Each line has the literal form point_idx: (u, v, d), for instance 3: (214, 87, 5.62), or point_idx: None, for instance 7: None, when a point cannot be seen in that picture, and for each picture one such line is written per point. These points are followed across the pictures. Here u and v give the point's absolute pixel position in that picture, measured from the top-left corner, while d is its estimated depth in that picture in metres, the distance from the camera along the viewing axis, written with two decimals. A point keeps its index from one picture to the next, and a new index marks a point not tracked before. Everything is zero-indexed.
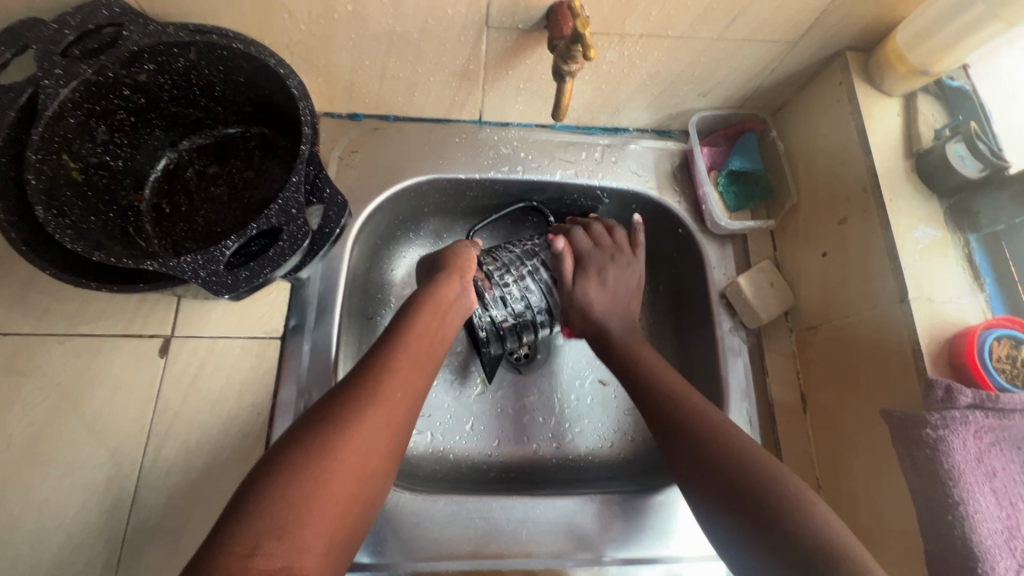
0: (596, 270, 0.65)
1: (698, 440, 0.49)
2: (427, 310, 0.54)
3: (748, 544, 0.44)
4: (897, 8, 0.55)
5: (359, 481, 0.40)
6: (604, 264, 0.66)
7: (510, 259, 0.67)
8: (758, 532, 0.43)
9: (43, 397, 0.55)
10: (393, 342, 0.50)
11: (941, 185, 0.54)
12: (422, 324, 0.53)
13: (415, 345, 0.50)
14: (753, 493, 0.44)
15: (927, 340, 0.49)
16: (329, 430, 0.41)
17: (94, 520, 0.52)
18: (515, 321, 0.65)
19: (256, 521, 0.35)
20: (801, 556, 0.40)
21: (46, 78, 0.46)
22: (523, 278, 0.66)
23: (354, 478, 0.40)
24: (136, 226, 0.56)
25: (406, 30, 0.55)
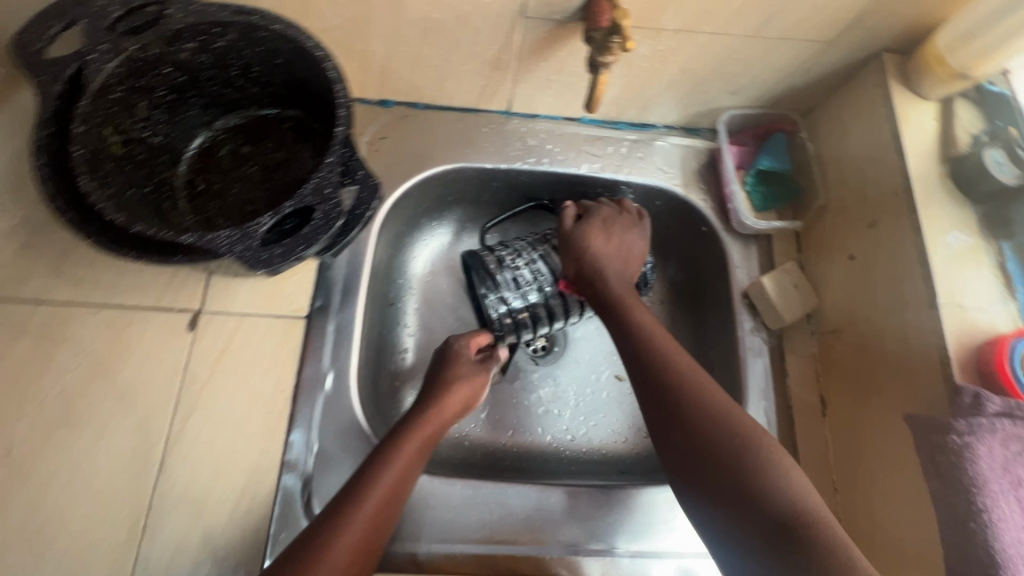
0: (603, 232, 0.64)
1: (685, 411, 0.49)
2: (429, 416, 0.55)
3: (711, 506, 0.45)
4: (939, 11, 0.54)
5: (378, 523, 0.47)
6: (613, 228, 0.64)
7: (522, 246, 0.68)
8: (724, 496, 0.44)
9: (76, 364, 0.57)
10: (389, 449, 0.51)
11: (977, 191, 0.54)
12: (421, 429, 0.53)
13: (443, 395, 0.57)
14: (736, 466, 0.45)
15: (955, 347, 0.49)
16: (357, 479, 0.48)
17: (121, 485, 0.54)
18: (529, 310, 0.65)
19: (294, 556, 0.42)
20: (769, 525, 0.42)
21: (92, 52, 0.47)
22: (535, 261, 0.66)
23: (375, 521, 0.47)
24: (171, 201, 0.57)
25: (443, 18, 0.56)
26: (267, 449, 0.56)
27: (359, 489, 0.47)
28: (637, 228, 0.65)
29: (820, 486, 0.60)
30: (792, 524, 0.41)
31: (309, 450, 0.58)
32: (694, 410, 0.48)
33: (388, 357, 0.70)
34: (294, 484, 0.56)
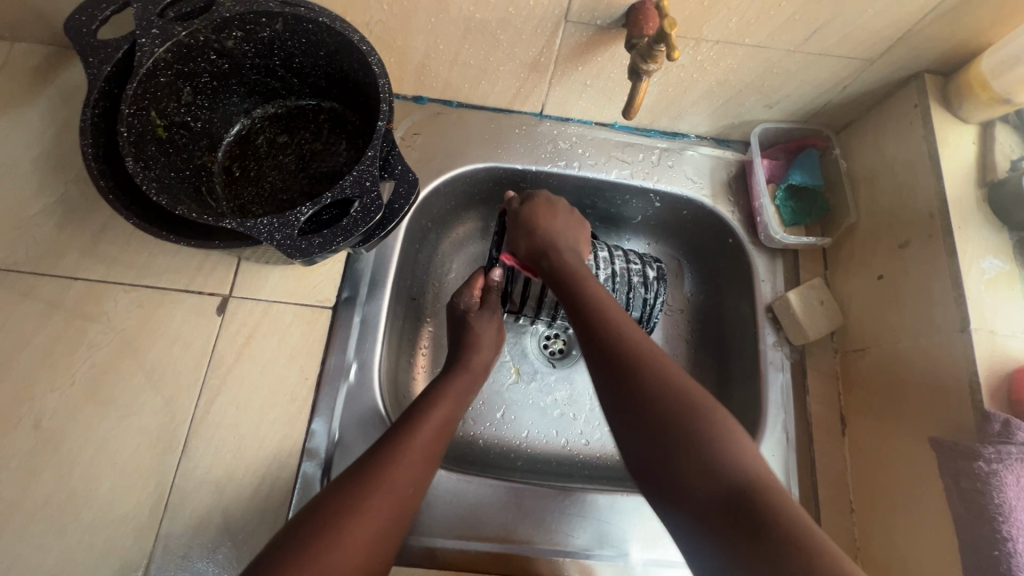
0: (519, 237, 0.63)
1: (641, 386, 0.46)
2: (448, 386, 0.57)
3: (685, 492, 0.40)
4: (984, 34, 0.54)
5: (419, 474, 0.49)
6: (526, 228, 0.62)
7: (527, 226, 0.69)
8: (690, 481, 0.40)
9: (106, 342, 0.57)
10: (420, 410, 0.53)
11: (1014, 217, 0.53)
12: (442, 403, 0.55)
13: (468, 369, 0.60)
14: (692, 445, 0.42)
15: (986, 373, 0.49)
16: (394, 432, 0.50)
17: (145, 463, 0.54)
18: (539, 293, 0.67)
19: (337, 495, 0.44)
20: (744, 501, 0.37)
21: (143, 36, 0.48)
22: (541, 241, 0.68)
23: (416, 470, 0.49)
24: (208, 185, 0.58)
25: (486, 18, 0.56)
26: (288, 436, 0.57)
27: (391, 448, 0.48)
28: (560, 223, 0.63)
29: (837, 505, 0.59)
30: (746, 496, 0.38)
31: (330, 440, 0.58)
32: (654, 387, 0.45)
33: (409, 352, 0.70)
34: (314, 472, 0.56)
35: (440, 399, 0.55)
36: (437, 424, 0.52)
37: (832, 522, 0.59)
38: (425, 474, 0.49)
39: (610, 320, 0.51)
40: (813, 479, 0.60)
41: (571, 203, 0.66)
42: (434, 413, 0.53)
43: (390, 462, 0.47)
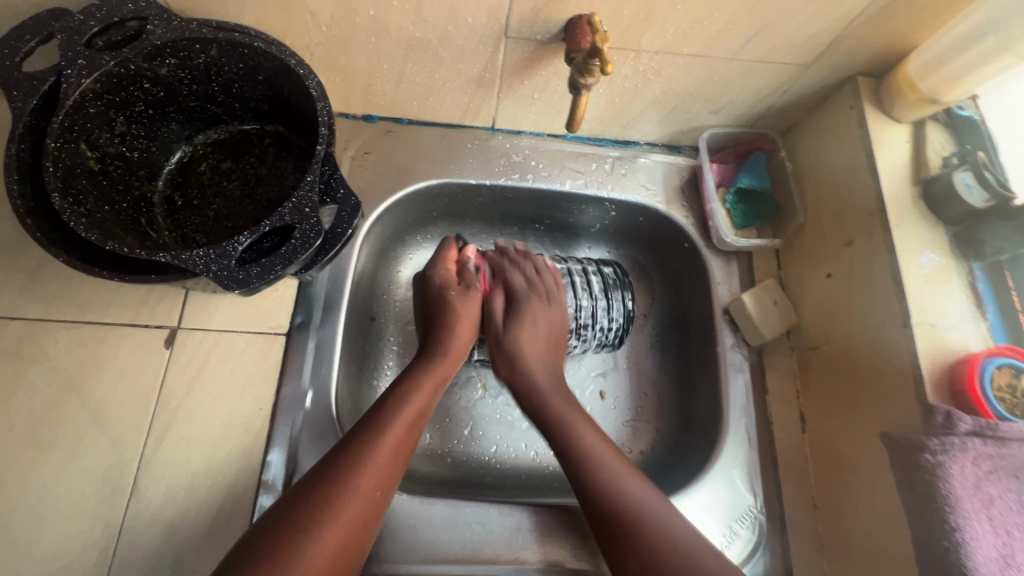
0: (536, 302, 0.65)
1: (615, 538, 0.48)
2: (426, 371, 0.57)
3: None
4: (910, 37, 0.56)
5: (384, 475, 0.48)
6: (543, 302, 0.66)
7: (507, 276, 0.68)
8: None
9: (47, 383, 0.55)
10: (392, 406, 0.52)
11: (947, 213, 0.55)
12: (409, 400, 0.53)
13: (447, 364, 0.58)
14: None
15: (928, 366, 0.50)
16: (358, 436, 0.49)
17: (92, 508, 0.52)
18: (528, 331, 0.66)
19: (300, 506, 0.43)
20: None
21: (68, 67, 0.47)
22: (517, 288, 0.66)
23: (383, 473, 0.48)
24: (148, 216, 0.56)
25: (426, 37, 0.56)
26: (245, 468, 0.55)
27: (355, 451, 0.48)
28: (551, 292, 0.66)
29: (800, 501, 0.60)
30: None
31: (288, 469, 0.57)
32: (641, 533, 0.47)
33: (370, 372, 0.69)
34: None
35: (411, 395, 0.54)
36: (414, 409, 0.53)
37: (796, 520, 0.59)
38: (391, 478, 0.49)
39: (591, 465, 0.52)
40: (776, 479, 0.61)
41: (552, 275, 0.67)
42: (410, 399, 0.53)
43: (360, 462, 0.47)
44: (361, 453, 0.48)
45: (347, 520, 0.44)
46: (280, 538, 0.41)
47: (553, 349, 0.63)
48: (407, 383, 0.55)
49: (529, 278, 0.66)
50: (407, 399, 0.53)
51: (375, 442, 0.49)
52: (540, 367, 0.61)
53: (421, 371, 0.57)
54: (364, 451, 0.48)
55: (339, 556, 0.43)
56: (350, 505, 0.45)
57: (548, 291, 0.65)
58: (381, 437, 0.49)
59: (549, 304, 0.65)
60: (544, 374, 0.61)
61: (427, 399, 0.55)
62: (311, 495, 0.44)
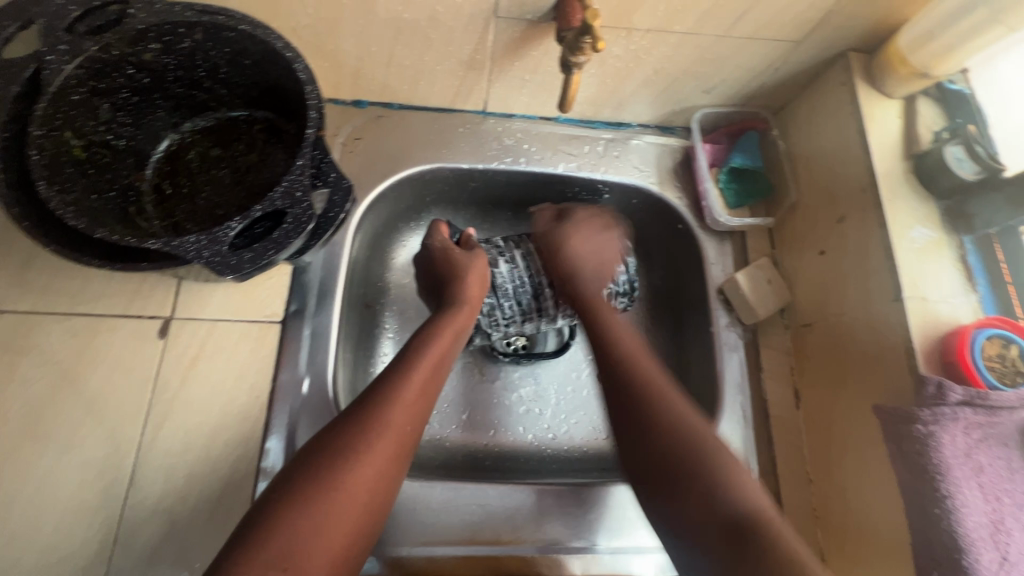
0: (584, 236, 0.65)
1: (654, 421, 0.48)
2: (446, 318, 0.57)
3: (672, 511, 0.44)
4: (901, 11, 0.55)
5: (415, 413, 0.47)
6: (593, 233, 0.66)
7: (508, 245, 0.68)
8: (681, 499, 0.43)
9: (41, 375, 0.55)
10: (416, 349, 0.52)
11: (938, 187, 0.55)
12: (433, 343, 0.53)
13: (467, 312, 0.59)
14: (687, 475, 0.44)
15: (919, 339, 0.50)
16: (384, 378, 0.49)
17: (92, 497, 0.52)
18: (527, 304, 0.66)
19: (332, 441, 0.43)
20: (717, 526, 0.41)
21: (50, 53, 0.46)
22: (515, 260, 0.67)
23: (414, 411, 0.47)
24: (137, 205, 0.56)
25: (414, 18, 0.55)
26: (244, 456, 0.55)
27: (386, 390, 0.47)
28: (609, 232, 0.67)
29: (795, 476, 0.61)
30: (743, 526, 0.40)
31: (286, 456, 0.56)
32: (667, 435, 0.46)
33: (367, 358, 0.69)
34: None
35: (430, 346, 0.53)
36: (438, 352, 0.53)
37: (791, 494, 0.60)
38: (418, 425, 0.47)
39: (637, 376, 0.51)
40: (771, 454, 0.62)
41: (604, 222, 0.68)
42: (433, 343, 0.53)
43: (387, 408, 0.46)
44: (391, 390, 0.47)
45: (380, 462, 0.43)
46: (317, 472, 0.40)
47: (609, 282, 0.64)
48: (427, 336, 0.54)
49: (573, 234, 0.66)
50: (427, 350, 0.52)
51: (400, 390, 0.47)
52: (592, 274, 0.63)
53: (438, 325, 0.56)
54: (394, 387, 0.47)
55: (371, 496, 0.42)
56: (382, 439, 0.44)
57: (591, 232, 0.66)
58: (408, 375, 0.49)
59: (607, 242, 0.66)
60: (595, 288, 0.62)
61: (445, 351, 0.54)
62: (341, 437, 0.43)
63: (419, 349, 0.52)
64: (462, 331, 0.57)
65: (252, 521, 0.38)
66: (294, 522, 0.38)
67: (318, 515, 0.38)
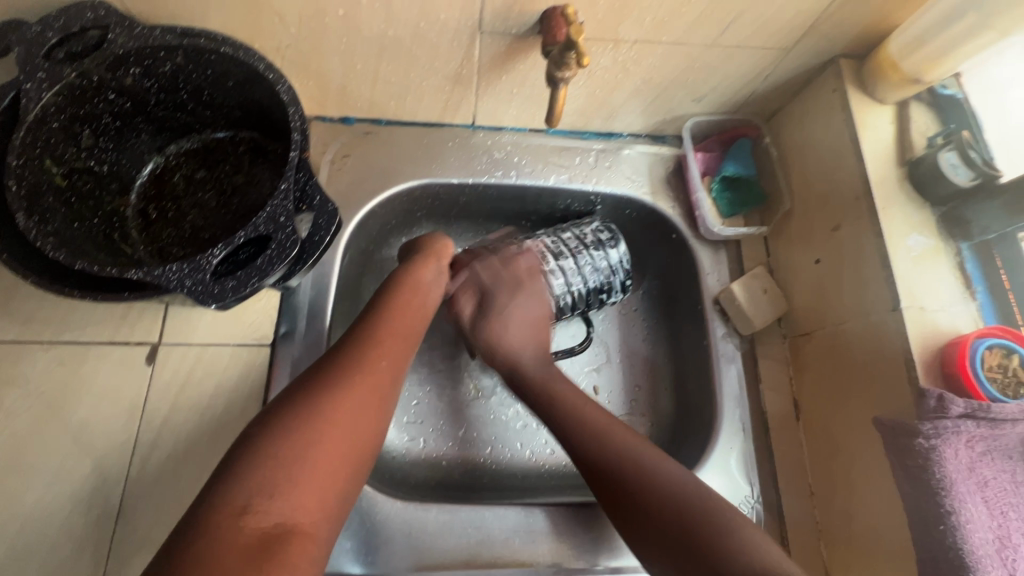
0: (503, 320, 0.61)
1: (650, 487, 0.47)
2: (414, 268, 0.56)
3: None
4: (891, 17, 0.55)
5: (391, 354, 0.46)
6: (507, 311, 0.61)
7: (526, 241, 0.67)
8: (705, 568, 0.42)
9: (27, 406, 0.54)
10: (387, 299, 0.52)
11: (934, 194, 0.54)
12: (403, 291, 0.53)
13: (435, 264, 0.57)
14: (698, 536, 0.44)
15: (919, 350, 0.49)
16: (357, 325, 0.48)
17: (81, 531, 0.51)
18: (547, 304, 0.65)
19: (303, 382, 0.42)
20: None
21: (28, 81, 0.45)
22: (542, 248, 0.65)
23: (390, 353, 0.46)
24: (121, 231, 0.55)
25: (399, 35, 0.54)
26: None
27: (358, 336, 0.47)
28: (534, 281, 0.63)
29: (796, 489, 0.60)
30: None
31: None
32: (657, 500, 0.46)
33: None
34: None
35: (403, 294, 0.52)
36: (409, 300, 0.52)
37: (793, 509, 0.59)
38: (398, 365, 0.47)
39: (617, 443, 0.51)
40: (772, 467, 0.61)
41: (528, 262, 0.64)
42: (404, 291, 0.53)
43: (362, 349, 0.45)
44: (364, 335, 0.47)
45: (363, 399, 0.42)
46: (290, 408, 0.39)
47: (539, 339, 0.62)
48: (394, 286, 0.53)
49: (492, 266, 0.63)
50: (398, 299, 0.52)
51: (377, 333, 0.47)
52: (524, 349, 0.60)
53: (409, 277, 0.54)
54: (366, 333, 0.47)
55: (355, 429, 0.40)
56: (359, 374, 0.43)
57: (517, 278, 0.63)
58: (379, 323, 0.48)
59: (515, 292, 0.62)
60: (528, 357, 0.60)
61: (417, 300, 0.53)
62: (319, 379, 0.42)
63: (390, 297, 0.52)
64: (429, 285, 0.55)
65: (232, 458, 0.37)
66: (276, 453, 0.37)
67: (302, 448, 0.37)
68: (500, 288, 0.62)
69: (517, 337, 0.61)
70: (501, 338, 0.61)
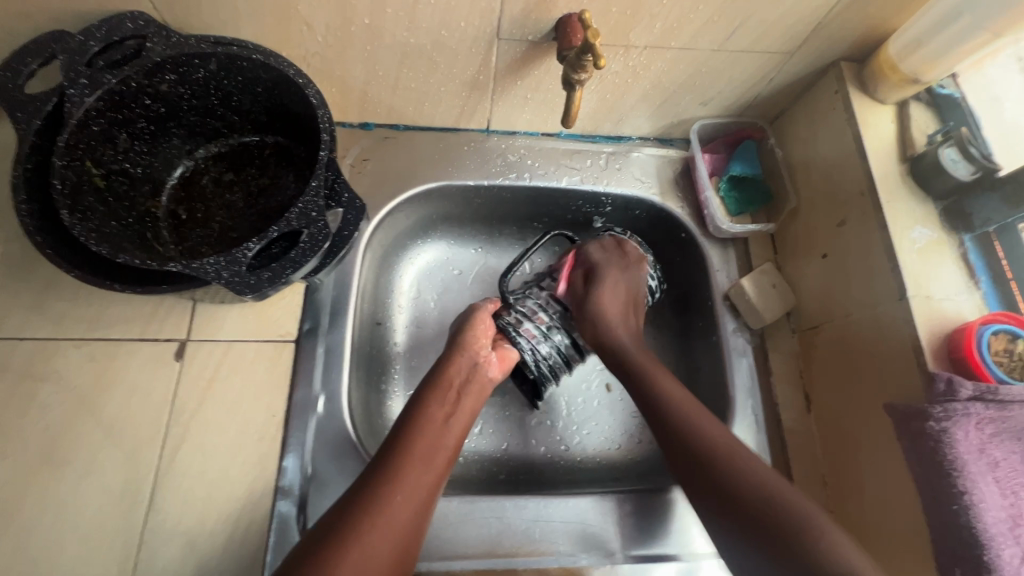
0: (613, 286, 0.66)
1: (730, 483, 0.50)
2: (465, 351, 0.61)
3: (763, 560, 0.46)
4: (889, 21, 0.57)
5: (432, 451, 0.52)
6: (608, 275, 0.66)
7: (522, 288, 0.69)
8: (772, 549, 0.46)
9: (60, 400, 0.55)
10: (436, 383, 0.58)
11: (936, 188, 0.57)
12: (448, 381, 0.58)
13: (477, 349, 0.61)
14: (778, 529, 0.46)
15: (927, 336, 0.51)
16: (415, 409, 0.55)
17: (113, 522, 0.52)
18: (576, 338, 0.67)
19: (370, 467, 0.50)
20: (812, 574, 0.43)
21: (72, 87, 0.47)
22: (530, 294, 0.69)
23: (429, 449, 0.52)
24: (153, 231, 0.57)
25: (420, 42, 0.57)
26: (262, 476, 0.55)
27: (414, 419, 0.54)
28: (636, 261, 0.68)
29: (810, 478, 0.61)
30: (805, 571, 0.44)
31: (303, 475, 0.57)
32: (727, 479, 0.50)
33: (380, 378, 0.70)
34: (290, 510, 0.55)
35: (442, 388, 0.57)
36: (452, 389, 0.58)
37: (807, 497, 0.60)
38: (433, 470, 0.51)
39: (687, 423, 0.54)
40: (786, 458, 0.62)
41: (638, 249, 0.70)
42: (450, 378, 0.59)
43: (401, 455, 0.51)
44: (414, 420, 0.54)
45: (399, 514, 0.47)
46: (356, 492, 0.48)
47: (631, 316, 0.66)
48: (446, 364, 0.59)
49: (605, 248, 0.69)
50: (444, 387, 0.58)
51: (410, 441, 0.52)
52: (618, 320, 0.64)
53: (441, 378, 0.58)
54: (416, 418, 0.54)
55: (399, 530, 0.47)
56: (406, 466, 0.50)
57: (626, 259, 0.68)
58: (428, 411, 0.55)
59: (638, 267, 0.68)
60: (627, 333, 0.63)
61: (469, 390, 0.59)
62: (353, 497, 0.48)
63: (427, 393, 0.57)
64: (477, 377, 0.60)
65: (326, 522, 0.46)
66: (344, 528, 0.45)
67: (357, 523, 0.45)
68: (610, 265, 0.67)
69: (608, 304, 0.65)
70: (602, 317, 0.64)
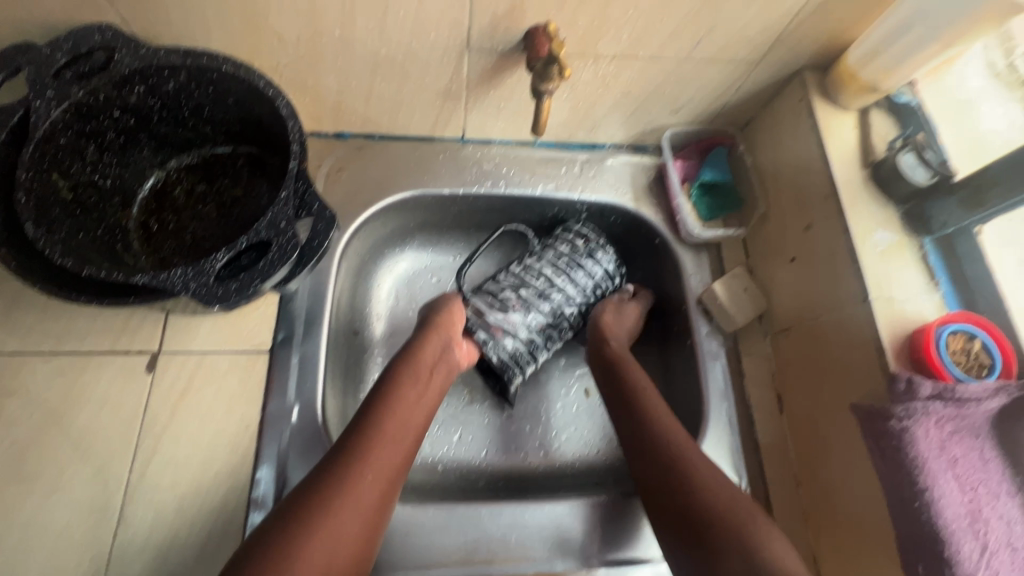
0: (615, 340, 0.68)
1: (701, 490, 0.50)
2: (434, 333, 0.61)
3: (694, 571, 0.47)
4: (848, 31, 0.59)
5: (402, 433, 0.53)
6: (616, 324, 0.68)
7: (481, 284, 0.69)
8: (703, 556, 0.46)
9: (27, 415, 0.55)
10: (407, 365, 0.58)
11: (896, 192, 0.58)
12: (419, 360, 0.59)
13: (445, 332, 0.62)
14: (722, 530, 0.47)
15: (888, 337, 0.52)
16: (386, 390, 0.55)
17: (82, 538, 0.52)
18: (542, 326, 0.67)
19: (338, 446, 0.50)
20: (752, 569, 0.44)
21: (37, 99, 0.47)
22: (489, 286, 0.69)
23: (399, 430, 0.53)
24: (124, 242, 0.57)
25: (391, 53, 0.58)
26: (235, 487, 0.55)
27: (382, 398, 0.54)
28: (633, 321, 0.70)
29: (783, 478, 0.62)
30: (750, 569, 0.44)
31: (277, 485, 0.56)
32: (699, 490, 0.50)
33: (357, 386, 0.70)
34: None
35: (413, 369, 0.58)
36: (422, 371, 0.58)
37: (779, 497, 0.61)
38: (401, 452, 0.52)
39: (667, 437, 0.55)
40: (759, 459, 0.63)
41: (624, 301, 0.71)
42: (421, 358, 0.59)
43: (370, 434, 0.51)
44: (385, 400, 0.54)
45: (365, 495, 0.47)
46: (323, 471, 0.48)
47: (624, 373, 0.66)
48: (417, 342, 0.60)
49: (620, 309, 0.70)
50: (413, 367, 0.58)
51: (380, 420, 0.52)
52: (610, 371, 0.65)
53: (414, 355, 0.59)
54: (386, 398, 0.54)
55: (367, 509, 0.47)
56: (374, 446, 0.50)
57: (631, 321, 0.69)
58: (398, 391, 0.55)
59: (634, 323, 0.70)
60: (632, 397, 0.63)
61: (436, 373, 0.59)
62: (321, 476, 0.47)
63: (397, 376, 0.57)
64: (443, 359, 0.61)
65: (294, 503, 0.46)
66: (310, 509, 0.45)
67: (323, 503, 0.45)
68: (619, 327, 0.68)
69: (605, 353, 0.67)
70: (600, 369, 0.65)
